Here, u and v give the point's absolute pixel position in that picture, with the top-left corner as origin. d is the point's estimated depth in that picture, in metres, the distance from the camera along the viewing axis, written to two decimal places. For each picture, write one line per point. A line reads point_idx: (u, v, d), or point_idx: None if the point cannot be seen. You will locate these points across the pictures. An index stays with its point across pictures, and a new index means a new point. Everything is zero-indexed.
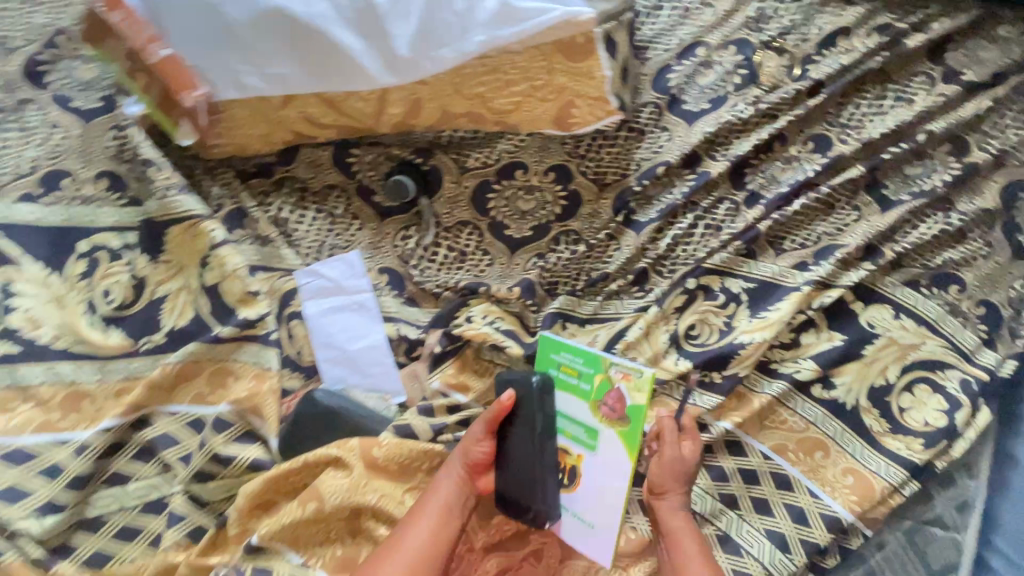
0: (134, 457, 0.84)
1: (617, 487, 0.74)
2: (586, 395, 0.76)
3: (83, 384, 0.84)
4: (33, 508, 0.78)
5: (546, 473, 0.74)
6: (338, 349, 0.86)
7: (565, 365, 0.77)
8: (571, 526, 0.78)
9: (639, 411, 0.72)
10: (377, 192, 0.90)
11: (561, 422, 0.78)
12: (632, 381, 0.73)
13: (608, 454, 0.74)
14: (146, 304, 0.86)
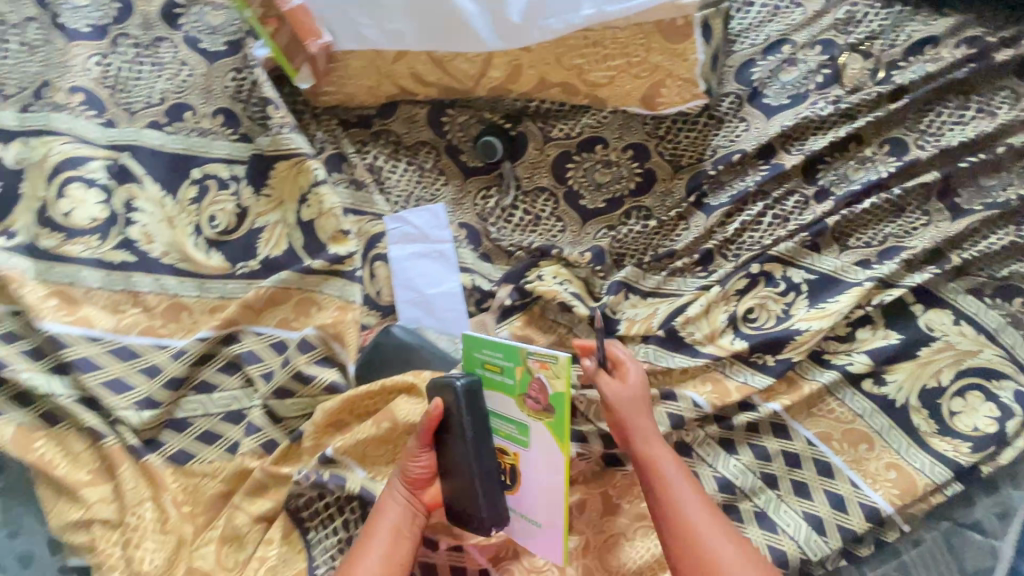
0: (221, 369, 0.91)
1: (556, 482, 0.76)
2: (513, 391, 0.77)
3: (183, 298, 0.92)
4: (133, 401, 0.86)
5: (486, 477, 0.75)
6: (417, 291, 0.92)
7: (488, 364, 0.79)
8: (522, 528, 0.80)
9: (560, 398, 0.73)
10: (465, 152, 0.96)
11: (495, 420, 0.80)
12: (549, 368, 0.73)
13: (540, 446, 0.77)
14: (246, 232, 0.93)
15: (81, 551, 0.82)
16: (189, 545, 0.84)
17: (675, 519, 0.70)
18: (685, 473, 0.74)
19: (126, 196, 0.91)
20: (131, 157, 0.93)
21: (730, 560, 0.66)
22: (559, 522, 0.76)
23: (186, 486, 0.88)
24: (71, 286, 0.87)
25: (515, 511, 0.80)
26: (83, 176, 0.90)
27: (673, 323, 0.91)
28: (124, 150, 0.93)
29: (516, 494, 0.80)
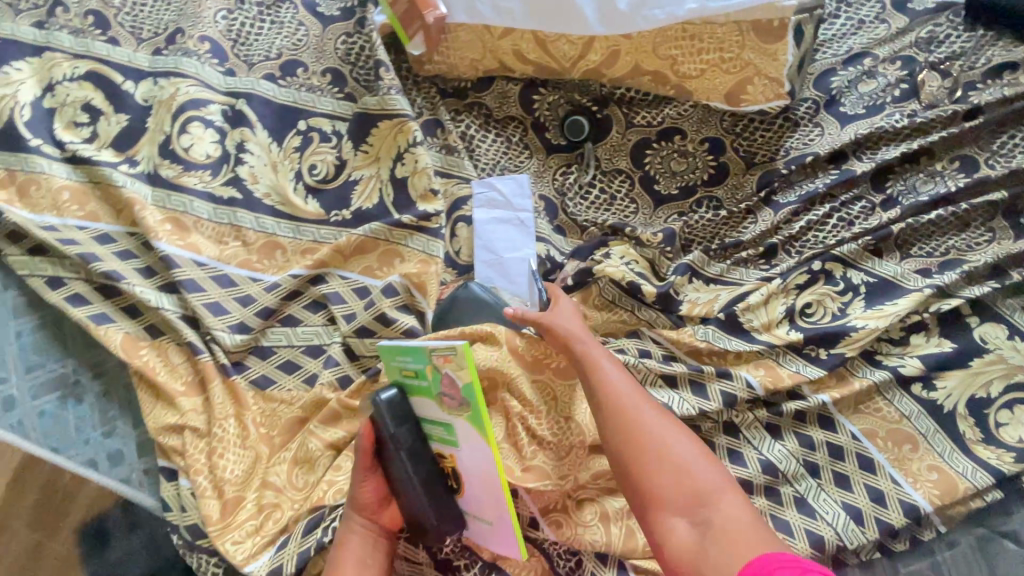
0: (306, 306, 0.99)
1: (490, 476, 0.78)
2: (431, 393, 0.80)
3: (279, 237, 0.99)
4: (228, 325, 0.93)
5: (431, 483, 0.81)
6: (495, 254, 0.98)
7: (406, 371, 0.81)
8: (481, 529, 0.84)
9: (470, 388, 0.75)
10: (550, 130, 1.03)
11: (429, 427, 0.82)
12: (453, 361, 0.75)
13: (468, 442, 0.79)
14: (343, 183, 1.01)
15: (171, 454, 0.90)
16: (265, 462, 0.91)
17: (607, 399, 0.75)
18: (616, 363, 0.80)
19: (239, 139, 0.99)
20: (246, 104, 1.00)
21: (657, 426, 0.72)
22: (506, 516, 0.78)
23: (264, 409, 0.94)
24: (184, 214, 0.96)
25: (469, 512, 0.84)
26: (203, 117, 0.98)
27: (733, 309, 0.96)
28: (240, 96, 1.01)
29: (464, 497, 0.84)
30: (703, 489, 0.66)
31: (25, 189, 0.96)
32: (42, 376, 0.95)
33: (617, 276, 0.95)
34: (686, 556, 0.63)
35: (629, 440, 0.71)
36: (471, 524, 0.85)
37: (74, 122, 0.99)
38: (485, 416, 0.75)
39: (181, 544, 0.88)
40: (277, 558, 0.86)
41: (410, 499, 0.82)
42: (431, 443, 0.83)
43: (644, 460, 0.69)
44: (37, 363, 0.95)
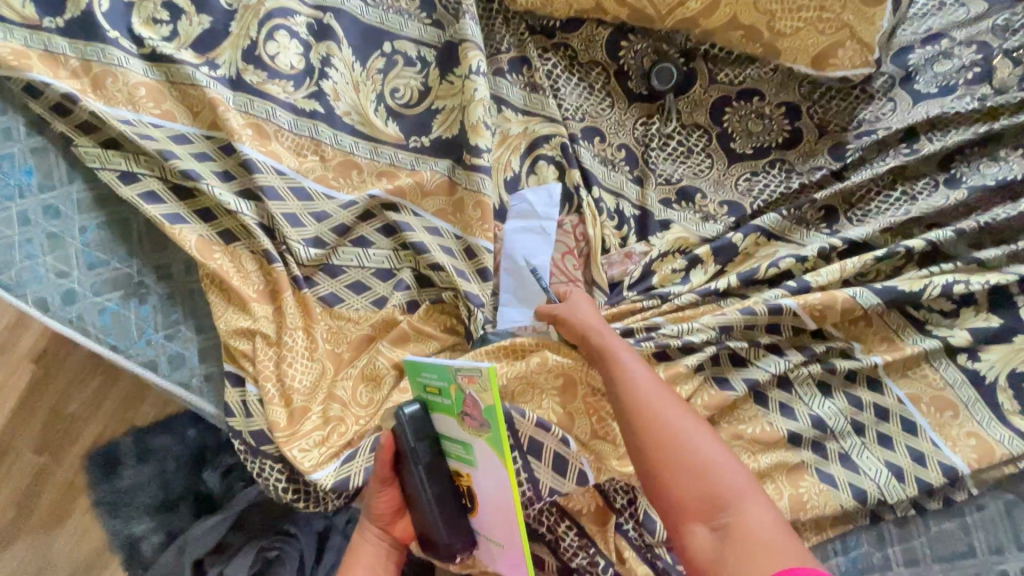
0: (378, 229, 0.98)
1: (503, 499, 0.79)
2: (452, 411, 0.80)
3: (356, 157, 0.98)
4: (303, 238, 0.93)
5: (443, 503, 0.84)
6: (516, 263, 0.97)
7: (429, 387, 0.82)
8: (489, 548, 0.86)
9: (489, 410, 0.75)
10: (632, 79, 1.04)
11: (448, 445, 0.84)
12: (475, 382, 0.75)
13: (485, 462, 0.79)
14: (424, 110, 1.00)
15: (239, 361, 0.90)
16: (330, 377, 0.91)
17: (630, 402, 0.71)
18: (643, 364, 0.75)
19: (324, 53, 0.97)
20: (333, 18, 0.99)
21: (682, 431, 0.67)
22: (516, 540, 0.79)
23: (331, 326, 0.94)
24: (266, 122, 0.94)
25: (479, 530, 0.86)
26: (290, 27, 0.96)
27: (807, 281, 0.95)
28: (328, 11, 0.99)
29: (476, 516, 0.85)
30: (725, 497, 0.63)
31: (100, 81, 0.92)
32: (106, 274, 0.94)
33: (679, 240, 0.99)
34: (702, 562, 0.62)
35: (650, 446, 0.67)
36: (480, 544, 0.87)
37: (153, 19, 0.96)
38: (502, 440, 0.75)
39: (242, 450, 0.88)
40: (342, 470, 0.86)
41: (421, 517, 0.86)
42: (448, 462, 0.84)
43: (663, 468, 0.66)
44: (102, 261, 0.94)
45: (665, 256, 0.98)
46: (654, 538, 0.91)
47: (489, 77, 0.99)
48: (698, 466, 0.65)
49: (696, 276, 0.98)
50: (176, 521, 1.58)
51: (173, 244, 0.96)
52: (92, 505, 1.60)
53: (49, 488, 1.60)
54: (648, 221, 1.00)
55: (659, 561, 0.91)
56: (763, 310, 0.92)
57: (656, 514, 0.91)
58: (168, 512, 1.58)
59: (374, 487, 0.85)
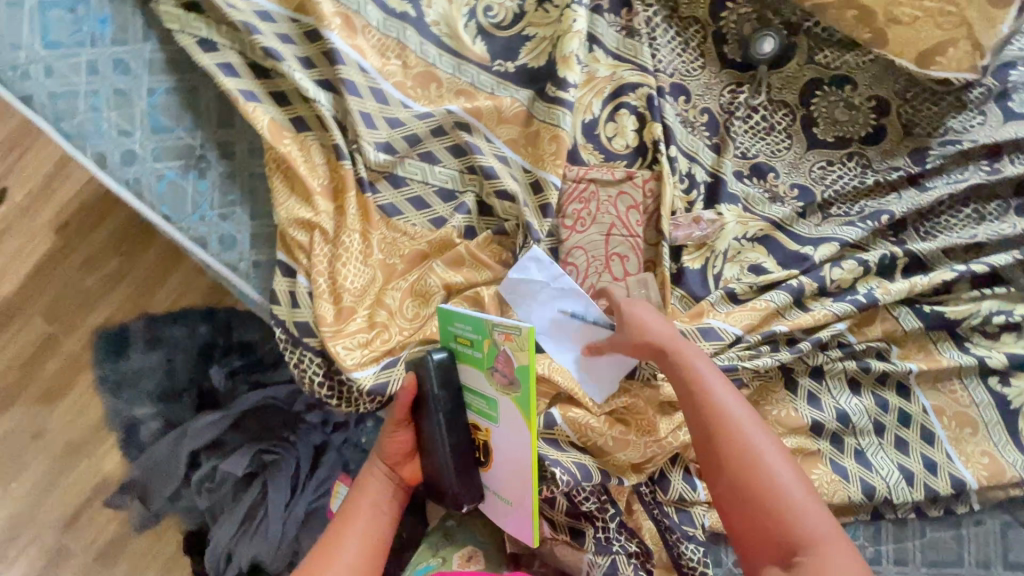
0: (447, 147, 0.96)
1: (518, 458, 0.83)
2: (481, 365, 0.83)
3: (437, 71, 0.95)
4: (375, 141, 0.92)
5: (458, 452, 0.86)
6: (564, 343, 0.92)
7: (459, 338, 0.84)
8: (497, 504, 0.89)
9: (522, 370, 0.78)
10: (729, 44, 1.01)
11: (470, 398, 0.87)
12: (512, 341, 0.78)
13: (508, 419, 0.83)
14: (514, 35, 0.97)
15: (292, 251, 0.89)
16: (380, 285, 0.91)
17: (719, 434, 0.70)
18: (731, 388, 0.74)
19: None
20: None
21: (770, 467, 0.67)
22: (528, 499, 0.83)
23: (386, 237, 0.93)
24: (355, 15, 0.91)
25: (489, 486, 0.89)
26: None
27: (876, 296, 0.95)
28: None
29: (488, 470, 0.89)
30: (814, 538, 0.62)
31: None
32: (168, 141, 0.92)
33: (742, 216, 0.99)
34: None
35: (740, 480, 0.67)
36: (489, 500, 0.91)
37: None
38: (531, 401, 0.78)
39: (283, 342, 0.88)
40: (380, 375, 0.87)
41: (432, 460, 0.88)
42: (467, 414, 0.88)
43: (750, 506, 0.66)
44: (168, 129, 0.92)
45: (736, 243, 0.99)
46: (666, 496, 0.94)
47: (588, 12, 0.97)
48: (775, 511, 0.64)
49: (766, 268, 0.98)
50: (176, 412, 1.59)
51: (241, 125, 0.94)
52: (100, 378, 1.62)
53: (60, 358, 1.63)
54: (719, 189, 0.99)
55: (664, 519, 0.93)
56: (828, 336, 0.96)
57: (672, 476, 0.95)
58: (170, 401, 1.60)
59: (393, 425, 0.87)
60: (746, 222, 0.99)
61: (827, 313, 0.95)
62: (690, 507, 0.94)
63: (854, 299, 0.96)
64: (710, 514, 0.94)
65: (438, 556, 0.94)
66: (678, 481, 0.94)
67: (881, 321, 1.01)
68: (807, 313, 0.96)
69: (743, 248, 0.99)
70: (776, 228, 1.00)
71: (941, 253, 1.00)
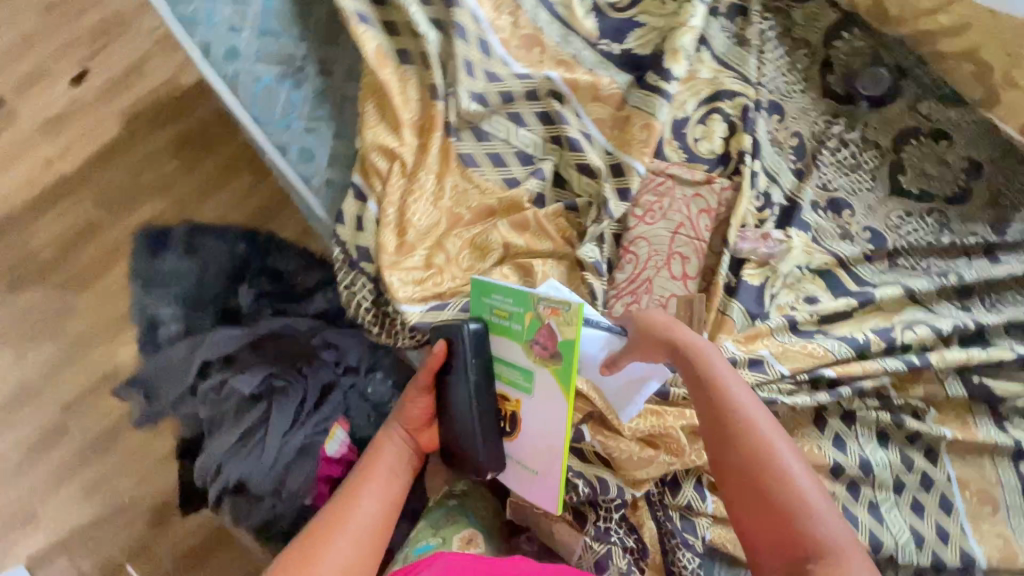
0: (536, 112, 0.96)
1: (553, 430, 0.83)
2: (520, 337, 0.82)
3: (544, 36, 0.96)
4: (470, 89, 0.92)
5: (484, 420, 0.85)
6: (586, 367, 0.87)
7: (497, 310, 0.83)
8: (521, 475, 0.88)
9: (567, 345, 0.77)
10: (835, 73, 1.01)
11: (501, 369, 0.87)
12: (560, 315, 0.77)
13: (544, 392, 0.82)
14: (626, 19, 0.98)
15: (368, 176, 0.90)
16: (443, 230, 0.92)
17: (727, 434, 0.68)
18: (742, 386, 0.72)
19: None
20: None
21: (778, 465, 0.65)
22: (558, 469, 0.84)
23: (458, 185, 0.94)
24: None
25: (512, 457, 0.89)
26: None
27: (930, 360, 0.94)
28: None
29: (513, 440, 0.88)
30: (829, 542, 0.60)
31: None
32: (273, 46, 0.94)
33: (809, 246, 0.98)
34: None
35: (749, 483, 0.65)
36: (510, 471, 0.90)
37: None
38: (572, 374, 0.79)
39: (338, 265, 0.90)
40: (426, 315, 0.88)
41: (453, 427, 0.88)
42: (497, 384, 0.87)
43: (759, 508, 0.64)
44: (275, 35, 0.94)
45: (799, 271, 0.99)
46: (673, 501, 0.93)
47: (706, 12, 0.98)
48: (784, 514, 0.62)
49: (824, 302, 0.97)
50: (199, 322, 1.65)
51: (346, 48, 0.97)
52: (145, 270, 1.73)
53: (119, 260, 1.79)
54: (793, 214, 0.98)
55: (667, 523, 0.93)
56: (872, 387, 0.93)
57: (683, 483, 0.94)
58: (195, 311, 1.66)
59: (419, 387, 0.88)
60: (812, 252, 0.98)
61: (877, 366, 0.93)
62: (695, 517, 0.93)
63: (907, 358, 0.94)
64: (712, 528, 0.93)
65: (439, 535, 0.91)
66: (689, 488, 0.93)
67: (925, 382, 0.99)
68: (860, 361, 0.94)
69: (803, 278, 0.99)
70: (840, 265, 0.99)
71: (1003, 328, 0.96)
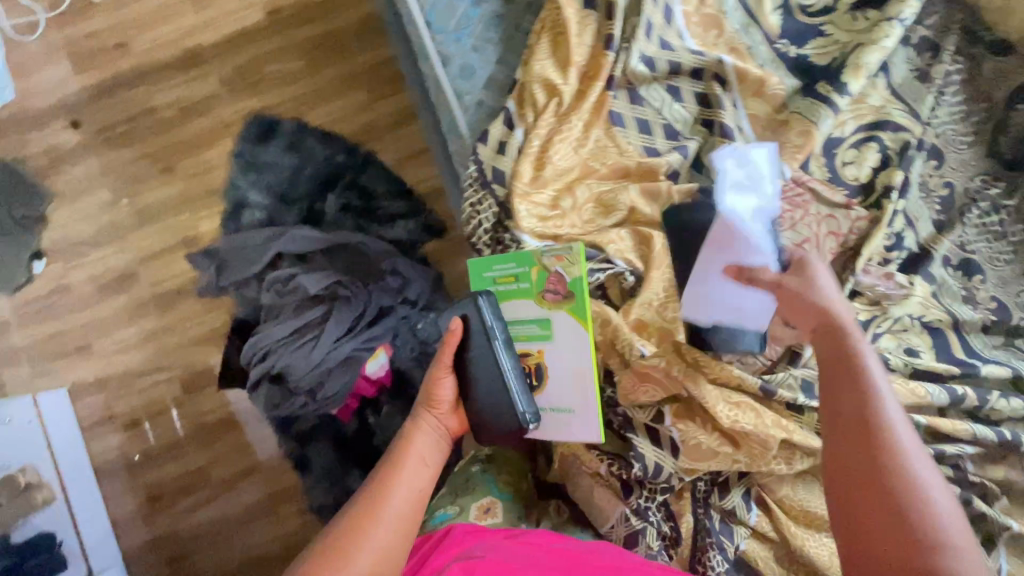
0: (696, 91, 0.96)
1: (582, 366, 0.87)
2: (531, 292, 0.89)
3: (724, 21, 0.97)
4: (642, 51, 0.93)
5: (512, 378, 0.87)
6: (714, 256, 0.86)
7: (505, 275, 0.91)
8: (558, 423, 0.89)
9: (578, 284, 0.86)
10: (1011, 136, 0.97)
11: (517, 328, 0.91)
12: (565, 259, 0.86)
13: (565, 333, 0.88)
14: (810, 24, 0.98)
15: (522, 105, 0.92)
16: (576, 177, 0.93)
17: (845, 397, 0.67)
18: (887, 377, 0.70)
19: None
20: None
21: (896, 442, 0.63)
22: (594, 400, 0.86)
23: (602, 139, 0.95)
24: None
25: (544, 409, 0.90)
26: None
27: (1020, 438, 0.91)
28: None
29: (544, 392, 0.90)
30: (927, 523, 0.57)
31: None
32: None
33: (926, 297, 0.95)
34: None
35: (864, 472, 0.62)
36: (544, 423, 0.91)
37: None
38: (588, 306, 0.86)
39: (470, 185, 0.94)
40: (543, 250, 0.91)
41: (484, 399, 0.87)
42: (518, 344, 0.91)
43: (856, 463, 0.62)
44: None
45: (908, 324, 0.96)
46: (718, 501, 0.93)
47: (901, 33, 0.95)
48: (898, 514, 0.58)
49: (923, 356, 0.94)
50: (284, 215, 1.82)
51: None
52: (250, 154, 1.86)
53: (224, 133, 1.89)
54: (922, 263, 0.96)
55: (705, 521, 0.92)
56: (952, 453, 0.91)
57: (734, 490, 0.93)
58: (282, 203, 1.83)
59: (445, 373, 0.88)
60: (929, 305, 0.95)
61: (966, 428, 0.91)
62: (735, 525, 0.92)
63: (998, 431, 0.91)
64: (748, 541, 0.93)
65: (456, 506, 1.00)
66: (738, 495, 0.93)
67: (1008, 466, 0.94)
68: (947, 420, 0.93)
69: (910, 330, 0.96)
70: (953, 327, 0.95)
71: None
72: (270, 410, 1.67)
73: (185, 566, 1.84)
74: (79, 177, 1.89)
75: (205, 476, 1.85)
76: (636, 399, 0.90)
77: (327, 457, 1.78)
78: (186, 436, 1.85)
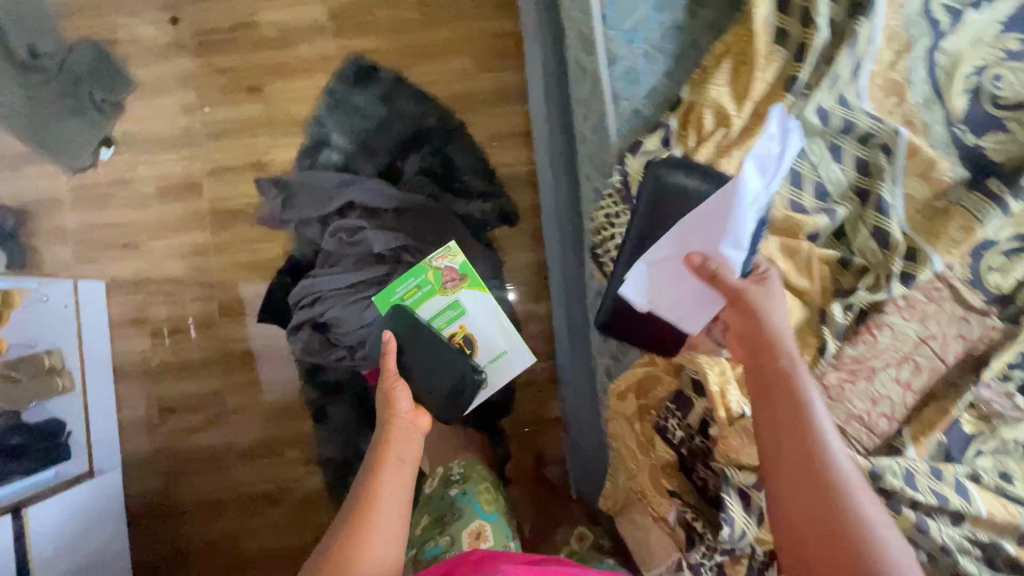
0: (861, 155, 0.93)
1: (492, 317, 1.47)
2: (436, 289, 1.48)
3: (907, 90, 0.95)
4: (822, 103, 0.92)
5: (440, 350, 1.38)
6: (708, 234, 0.88)
7: (417, 290, 1.47)
8: (495, 368, 1.47)
9: (464, 267, 1.48)
10: None
11: (436, 321, 1.47)
12: (447, 257, 1.47)
13: (474, 302, 1.47)
14: (999, 113, 0.94)
15: (683, 128, 0.96)
16: None
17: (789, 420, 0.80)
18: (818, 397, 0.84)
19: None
20: None
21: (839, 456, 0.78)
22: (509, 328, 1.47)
23: None
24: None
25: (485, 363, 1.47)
26: None
27: None
28: None
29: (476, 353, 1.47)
30: (860, 538, 0.71)
31: None
32: None
33: None
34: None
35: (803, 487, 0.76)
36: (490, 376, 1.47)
37: None
38: (476, 279, 1.47)
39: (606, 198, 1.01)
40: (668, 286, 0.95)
41: (426, 380, 1.35)
42: (447, 329, 1.47)
43: (797, 480, 0.76)
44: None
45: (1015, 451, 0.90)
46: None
47: None
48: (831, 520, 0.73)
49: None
50: (360, 165, 1.77)
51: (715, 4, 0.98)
52: (340, 97, 1.80)
53: (319, 68, 1.83)
54: None
55: None
56: None
57: None
58: (360, 153, 1.78)
59: (397, 388, 1.30)
60: None
61: None
62: None
63: None
64: None
65: (448, 538, 1.25)
66: None
67: None
68: None
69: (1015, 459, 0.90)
70: None
71: None
72: (303, 356, 1.64)
73: (180, 485, 1.83)
74: (163, 75, 1.84)
75: (219, 402, 1.83)
76: (735, 458, 0.93)
77: (345, 415, 1.76)
78: (209, 359, 1.83)
